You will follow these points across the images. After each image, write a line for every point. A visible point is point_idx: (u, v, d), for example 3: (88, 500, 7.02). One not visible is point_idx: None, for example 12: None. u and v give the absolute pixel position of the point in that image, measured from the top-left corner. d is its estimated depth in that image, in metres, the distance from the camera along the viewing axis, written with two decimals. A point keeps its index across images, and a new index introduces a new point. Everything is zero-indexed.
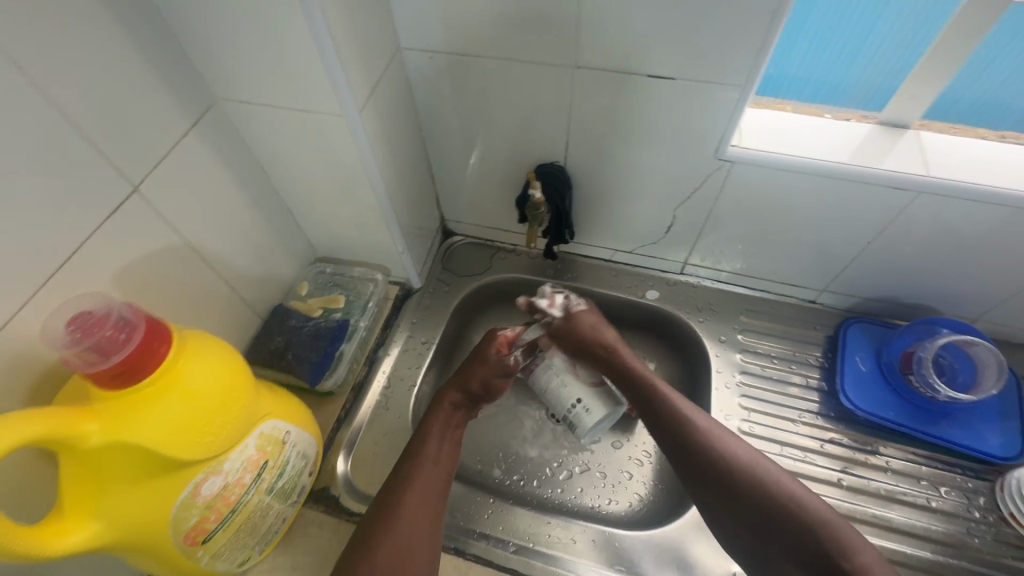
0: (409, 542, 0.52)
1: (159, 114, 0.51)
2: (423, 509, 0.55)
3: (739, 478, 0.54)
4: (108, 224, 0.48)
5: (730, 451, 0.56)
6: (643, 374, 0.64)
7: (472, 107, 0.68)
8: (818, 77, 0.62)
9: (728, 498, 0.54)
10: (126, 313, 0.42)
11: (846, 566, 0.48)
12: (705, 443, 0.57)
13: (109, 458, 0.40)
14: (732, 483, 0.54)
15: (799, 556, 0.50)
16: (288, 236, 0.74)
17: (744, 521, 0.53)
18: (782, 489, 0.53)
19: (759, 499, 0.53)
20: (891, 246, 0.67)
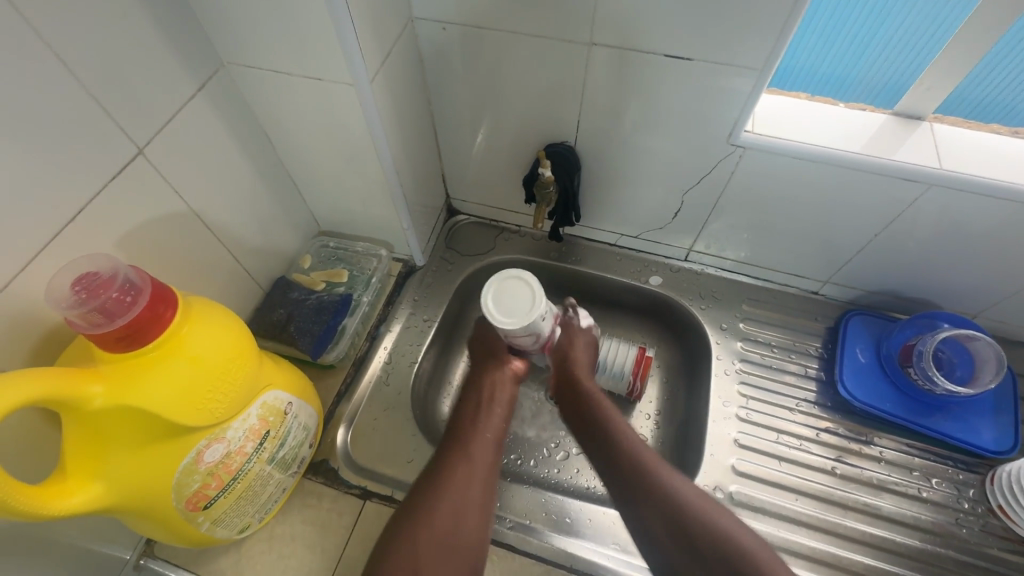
0: (462, 512, 0.53)
1: (165, 76, 0.49)
2: (476, 478, 0.55)
3: (683, 514, 0.52)
4: (112, 186, 0.47)
5: (676, 489, 0.54)
6: (596, 394, 0.65)
7: (483, 82, 0.66)
8: (825, 69, 0.61)
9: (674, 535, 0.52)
10: (133, 276, 0.41)
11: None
12: (650, 475, 0.55)
13: (112, 420, 0.40)
14: (676, 518, 0.52)
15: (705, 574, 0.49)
16: (292, 208, 0.73)
17: (686, 548, 0.51)
18: (724, 528, 0.50)
19: (704, 530, 0.50)
20: (896, 239, 0.67)
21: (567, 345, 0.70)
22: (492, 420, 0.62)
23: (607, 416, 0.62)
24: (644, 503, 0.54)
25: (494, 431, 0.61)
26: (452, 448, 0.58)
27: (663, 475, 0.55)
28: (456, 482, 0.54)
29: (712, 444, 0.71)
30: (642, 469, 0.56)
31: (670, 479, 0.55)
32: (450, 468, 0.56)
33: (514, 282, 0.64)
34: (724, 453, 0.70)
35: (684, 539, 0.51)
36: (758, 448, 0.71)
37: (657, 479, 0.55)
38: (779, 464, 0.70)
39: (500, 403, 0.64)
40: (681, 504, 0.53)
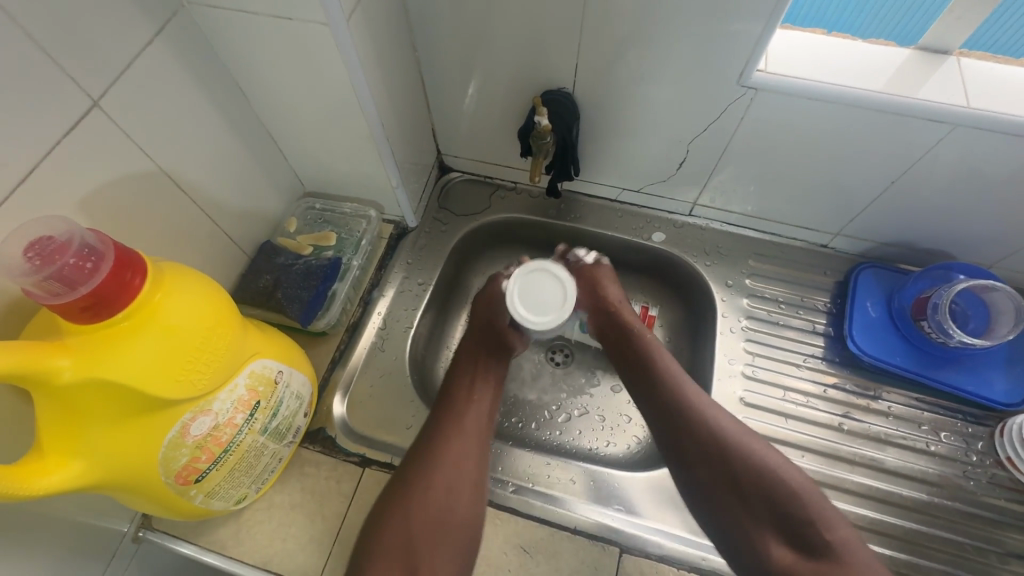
0: (454, 488, 0.54)
1: (116, 17, 0.44)
2: (466, 453, 0.57)
3: (733, 454, 0.54)
4: (66, 144, 0.43)
5: (720, 422, 0.56)
6: (633, 324, 0.67)
7: (472, 24, 0.61)
8: (834, 14, 0.58)
9: (722, 476, 0.54)
10: (91, 240, 0.38)
11: (826, 539, 0.50)
12: (696, 416, 0.57)
13: (84, 395, 0.38)
14: (717, 458, 0.55)
15: (788, 528, 0.51)
16: (272, 166, 0.68)
17: (728, 490, 0.53)
18: (770, 468, 0.53)
19: (750, 471, 0.53)
20: (913, 187, 0.64)
21: (600, 282, 0.71)
22: (485, 394, 0.63)
23: (652, 353, 0.63)
24: (692, 441, 0.56)
25: (484, 406, 0.62)
26: (447, 423, 0.58)
27: (710, 414, 0.57)
28: (449, 458, 0.56)
29: (717, 403, 0.69)
30: (688, 410, 0.57)
31: (722, 419, 0.57)
32: (445, 445, 0.56)
33: (543, 278, 0.65)
34: (730, 411, 0.69)
35: (729, 479, 0.53)
36: (764, 406, 0.69)
37: (703, 419, 0.57)
38: (786, 421, 0.68)
39: (490, 379, 0.65)
40: (732, 445, 0.54)
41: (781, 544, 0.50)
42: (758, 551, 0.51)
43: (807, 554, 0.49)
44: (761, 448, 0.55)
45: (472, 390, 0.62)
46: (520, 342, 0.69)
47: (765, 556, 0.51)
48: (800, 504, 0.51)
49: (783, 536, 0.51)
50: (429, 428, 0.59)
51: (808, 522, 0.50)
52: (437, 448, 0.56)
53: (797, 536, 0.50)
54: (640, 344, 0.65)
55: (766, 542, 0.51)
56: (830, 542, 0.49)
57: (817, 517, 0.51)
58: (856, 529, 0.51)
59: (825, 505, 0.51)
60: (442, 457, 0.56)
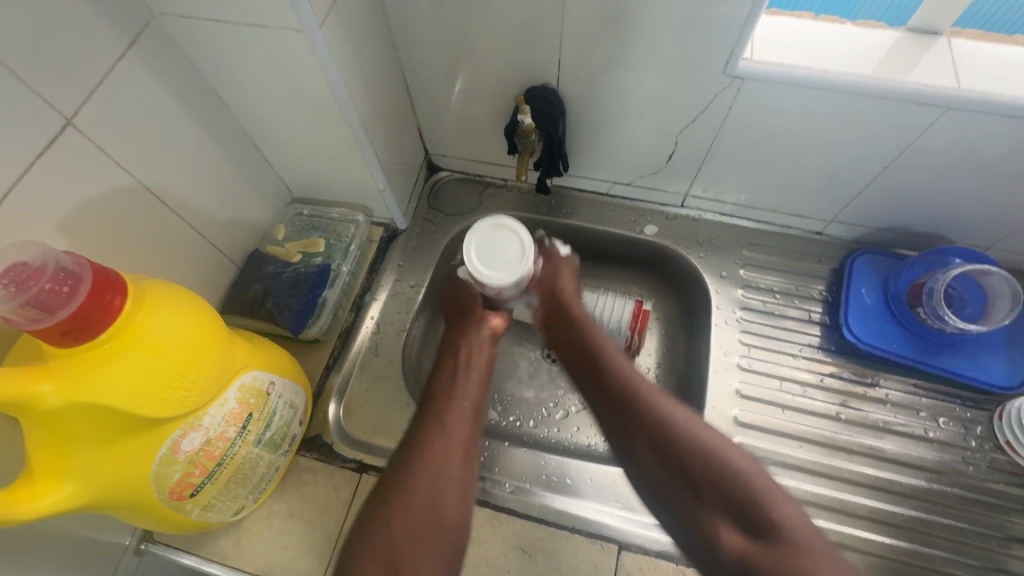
0: (438, 491, 0.50)
1: (86, 32, 0.43)
2: (451, 451, 0.53)
3: (675, 441, 0.50)
4: (41, 164, 0.43)
5: (666, 413, 0.53)
6: (586, 322, 0.65)
7: (452, 22, 0.60)
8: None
9: (665, 466, 0.50)
10: (68, 264, 0.38)
11: (773, 518, 0.44)
12: (641, 403, 0.54)
13: (71, 418, 0.38)
14: (664, 446, 0.51)
15: (735, 517, 0.46)
16: (257, 174, 0.68)
17: (675, 477, 0.50)
18: (714, 450, 0.49)
19: (695, 458, 0.49)
20: (907, 171, 0.63)
21: (554, 278, 0.69)
22: (470, 387, 0.59)
23: (601, 349, 0.61)
24: (636, 435, 0.53)
25: (471, 401, 0.58)
26: (429, 422, 0.55)
27: (660, 405, 0.53)
28: (433, 458, 0.52)
29: (713, 396, 0.69)
30: (632, 405, 0.55)
31: (669, 408, 0.53)
32: (427, 444, 0.53)
33: (501, 236, 0.61)
34: (727, 404, 0.69)
35: (675, 465, 0.50)
36: (760, 398, 0.69)
37: (651, 408, 0.54)
38: (783, 412, 0.68)
39: (478, 373, 0.61)
40: (670, 432, 0.51)
41: (730, 529, 0.46)
42: (708, 538, 0.46)
43: (755, 534, 0.44)
44: (703, 432, 0.51)
45: (456, 386, 0.58)
46: (498, 318, 0.68)
47: (716, 544, 0.46)
48: (749, 486, 0.46)
49: (732, 521, 0.46)
50: (414, 427, 0.55)
51: (753, 504, 0.45)
52: (421, 445, 0.53)
53: (746, 519, 0.45)
54: (585, 339, 0.63)
55: (716, 527, 0.46)
56: (774, 523, 0.44)
57: (762, 494, 0.46)
58: (806, 511, 0.45)
59: (771, 488, 0.46)
60: (426, 455, 0.52)
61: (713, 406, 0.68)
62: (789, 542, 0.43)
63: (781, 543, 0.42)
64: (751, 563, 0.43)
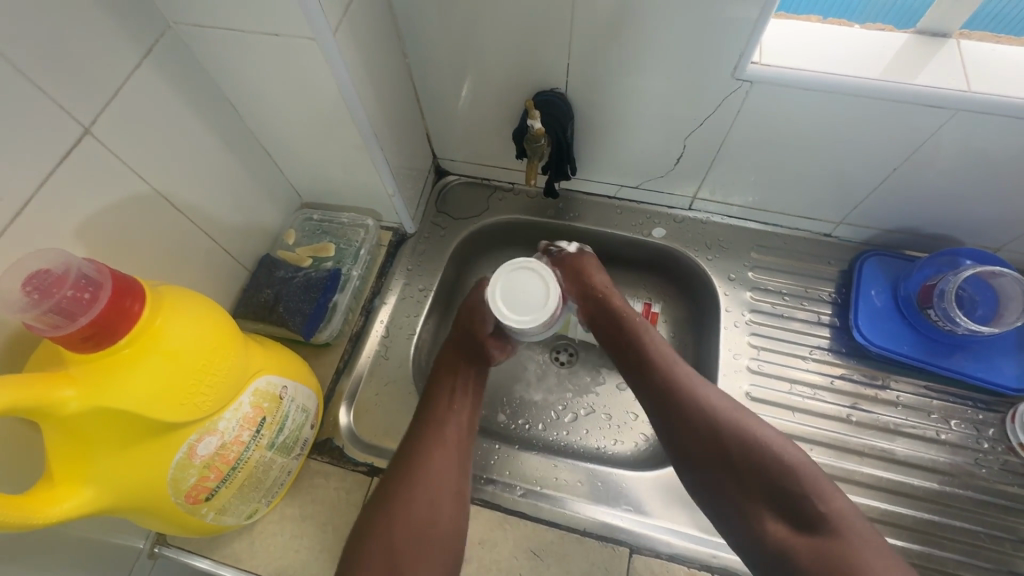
0: (435, 499, 0.54)
1: (103, 42, 0.44)
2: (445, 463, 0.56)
3: (727, 436, 0.53)
4: (60, 172, 0.43)
5: (713, 403, 0.56)
6: (627, 312, 0.65)
7: (461, 28, 0.60)
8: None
9: (713, 461, 0.53)
10: (88, 270, 0.38)
11: (823, 510, 0.49)
12: (686, 397, 0.56)
13: (91, 423, 0.38)
14: (711, 441, 0.54)
15: (787, 510, 0.50)
16: (268, 180, 0.68)
17: (721, 468, 0.53)
18: (771, 446, 0.52)
19: (743, 450, 0.52)
20: (916, 173, 0.63)
21: (589, 270, 0.69)
22: (465, 404, 0.61)
23: (643, 338, 0.62)
24: (684, 430, 0.55)
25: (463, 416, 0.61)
26: (428, 435, 0.57)
27: (706, 394, 0.56)
28: (426, 472, 0.55)
29: None
30: (681, 395, 0.57)
31: (716, 398, 0.56)
32: (425, 457, 0.56)
33: (525, 277, 0.64)
34: None
35: (724, 459, 0.53)
36: (771, 400, 0.69)
37: (696, 400, 0.56)
38: (793, 414, 0.68)
39: (471, 386, 0.64)
40: (722, 426, 0.54)
41: (777, 521, 0.50)
42: (755, 529, 0.50)
43: (804, 528, 0.49)
44: (754, 424, 0.54)
45: (451, 402, 0.61)
46: (502, 351, 0.68)
47: (762, 535, 0.50)
48: (797, 478, 0.50)
49: (780, 514, 0.50)
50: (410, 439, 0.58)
51: (806, 501, 0.49)
52: (419, 459, 0.55)
53: (796, 516, 0.49)
54: (626, 326, 0.64)
55: (761, 520, 0.50)
56: (827, 515, 0.48)
57: (816, 491, 0.50)
58: (855, 503, 0.50)
59: (822, 483, 0.50)
60: (421, 467, 0.55)
61: None
62: (841, 536, 0.47)
63: (832, 537, 0.47)
64: (795, 553, 0.48)
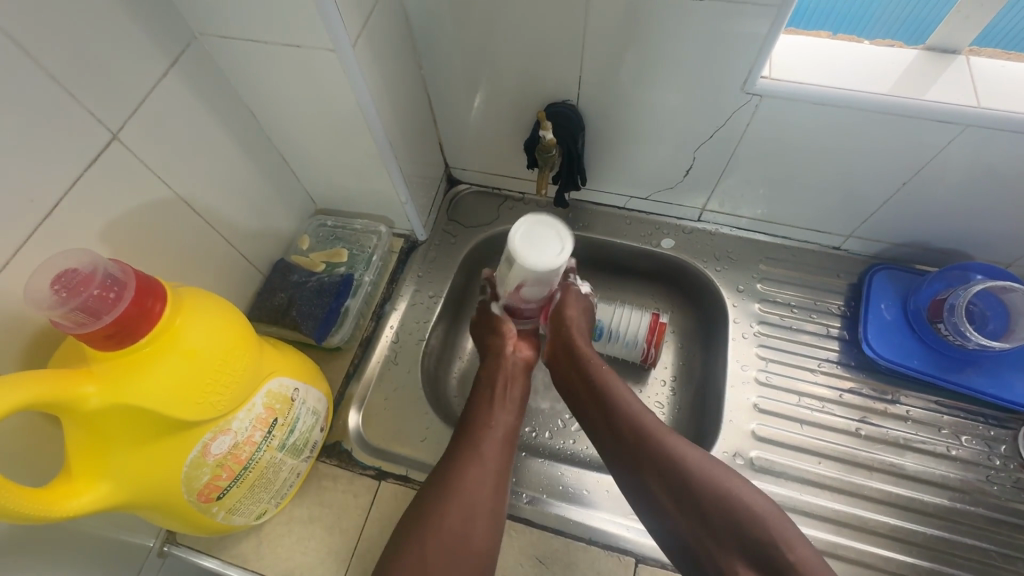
0: (471, 511, 0.53)
1: (133, 52, 0.46)
2: (484, 476, 0.56)
3: (695, 488, 0.52)
4: (88, 177, 0.45)
5: (681, 453, 0.54)
6: (588, 354, 0.64)
7: (476, 40, 0.62)
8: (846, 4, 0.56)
9: (681, 512, 0.52)
10: (114, 270, 0.39)
11: (791, 559, 0.48)
12: (654, 448, 0.55)
13: (110, 419, 0.39)
14: (680, 493, 0.53)
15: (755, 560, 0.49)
16: (284, 186, 0.70)
17: (690, 512, 0.52)
18: (738, 499, 0.51)
19: (713, 500, 0.51)
20: (926, 188, 0.63)
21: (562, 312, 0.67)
22: (504, 418, 0.61)
23: (607, 383, 0.61)
24: (653, 483, 0.54)
25: (503, 431, 0.60)
26: (464, 451, 0.57)
27: (671, 445, 0.55)
28: (464, 487, 0.54)
29: (730, 410, 0.69)
30: (643, 451, 0.55)
31: (678, 446, 0.55)
32: (462, 472, 0.55)
33: (544, 227, 0.59)
34: (744, 418, 0.68)
35: (691, 509, 0.52)
36: (779, 412, 0.69)
37: (663, 448, 0.55)
38: (801, 427, 0.68)
39: (512, 399, 0.64)
40: (689, 480, 0.53)
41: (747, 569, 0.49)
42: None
43: (770, 574, 0.48)
44: (716, 476, 0.52)
45: (491, 415, 0.61)
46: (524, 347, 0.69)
47: None
48: (762, 527, 0.49)
49: (747, 562, 0.49)
50: (449, 452, 0.58)
51: (775, 552, 0.48)
52: (456, 474, 0.55)
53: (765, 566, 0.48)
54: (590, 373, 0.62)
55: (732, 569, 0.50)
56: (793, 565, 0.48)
57: (781, 538, 0.49)
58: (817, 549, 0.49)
59: (787, 528, 0.49)
60: (458, 483, 0.54)
61: (730, 420, 0.68)
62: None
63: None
64: None
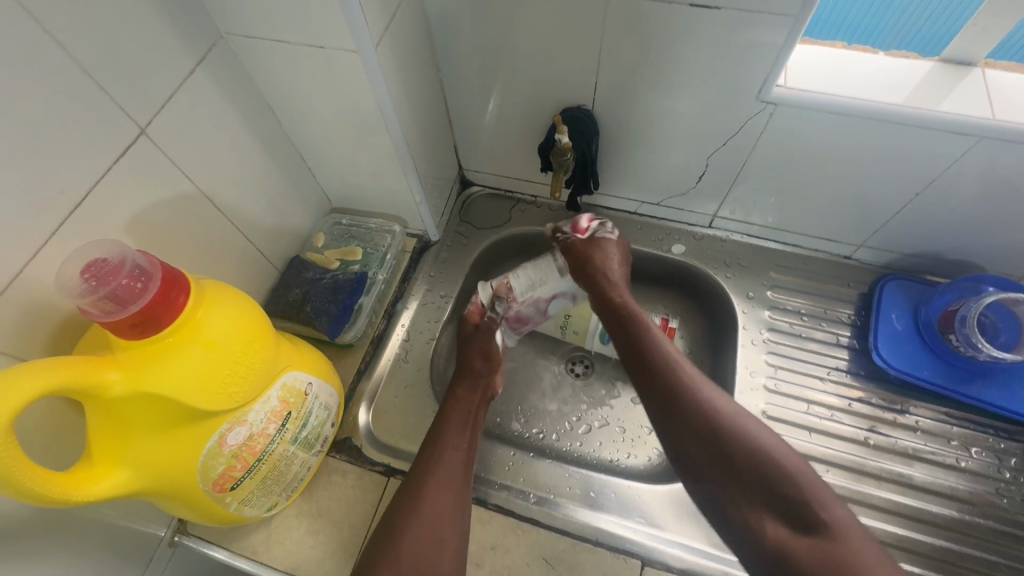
0: (438, 536, 0.53)
1: (162, 50, 0.47)
2: (447, 501, 0.55)
3: (727, 438, 0.52)
4: (115, 170, 0.46)
5: (712, 403, 0.55)
6: (627, 304, 0.66)
7: (493, 45, 0.63)
8: (860, 13, 0.57)
9: (710, 461, 0.52)
10: (141, 261, 0.40)
11: (823, 517, 0.46)
12: (685, 394, 0.56)
13: (133, 407, 0.40)
14: (711, 440, 0.53)
15: (781, 511, 0.48)
16: (302, 184, 0.71)
17: (720, 467, 0.52)
18: (772, 453, 0.50)
19: (746, 452, 0.51)
20: (939, 199, 0.63)
21: (600, 257, 0.69)
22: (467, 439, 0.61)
23: (648, 334, 0.63)
24: (682, 428, 0.55)
25: (466, 452, 0.60)
26: (426, 471, 0.57)
27: (707, 395, 0.56)
28: (429, 509, 0.54)
29: None
30: (676, 392, 0.57)
31: (714, 398, 0.56)
32: (425, 493, 0.55)
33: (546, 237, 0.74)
34: None
35: (720, 459, 0.52)
36: (788, 419, 0.69)
37: (697, 396, 0.56)
38: (810, 434, 0.68)
39: (474, 421, 0.63)
40: (722, 428, 0.53)
41: (775, 523, 0.48)
42: (752, 530, 0.48)
43: (802, 529, 0.46)
44: (749, 426, 0.53)
45: (454, 436, 0.60)
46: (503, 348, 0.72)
47: (759, 536, 0.48)
48: (795, 483, 0.49)
49: (775, 516, 0.48)
50: (411, 474, 0.57)
51: (805, 506, 0.47)
52: (421, 496, 0.55)
53: (794, 519, 0.47)
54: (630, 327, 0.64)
55: (759, 522, 0.48)
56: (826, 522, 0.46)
57: (815, 498, 0.47)
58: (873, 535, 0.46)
59: (821, 489, 0.48)
60: (424, 504, 0.54)
61: None
62: (840, 540, 0.45)
63: (832, 540, 0.45)
64: (794, 552, 0.45)
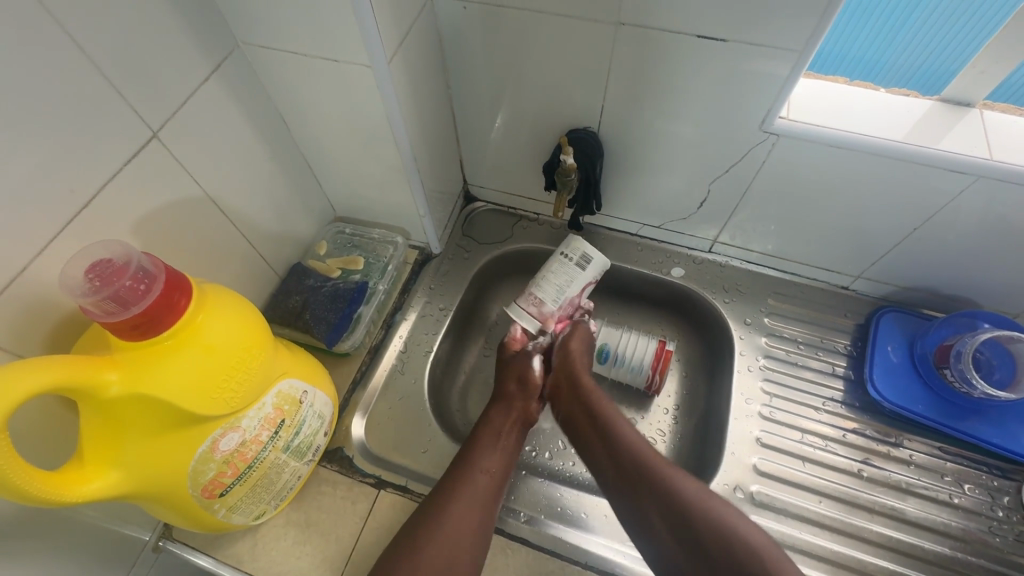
0: (459, 547, 0.53)
1: (178, 56, 0.48)
2: (471, 519, 0.55)
3: (682, 510, 0.51)
4: (125, 171, 0.46)
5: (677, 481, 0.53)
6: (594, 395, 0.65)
7: (503, 64, 0.64)
8: (856, 51, 0.59)
9: (675, 537, 0.50)
10: (146, 264, 0.41)
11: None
12: (655, 472, 0.54)
13: (128, 408, 0.40)
14: (674, 514, 0.51)
15: None
16: (307, 192, 0.72)
17: (686, 544, 0.50)
18: (724, 518, 0.49)
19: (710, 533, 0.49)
20: (935, 234, 0.64)
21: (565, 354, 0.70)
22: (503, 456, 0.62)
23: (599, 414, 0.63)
24: (644, 496, 0.54)
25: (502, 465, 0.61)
26: (463, 476, 0.58)
27: (667, 472, 0.54)
28: (456, 515, 0.54)
29: (733, 443, 0.69)
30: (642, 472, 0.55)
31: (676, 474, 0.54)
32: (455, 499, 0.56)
33: None
34: (746, 452, 0.68)
35: (682, 534, 0.50)
36: (782, 448, 0.68)
37: (660, 474, 0.54)
38: (803, 464, 0.68)
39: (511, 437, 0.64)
40: (679, 495, 0.52)
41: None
42: None
43: None
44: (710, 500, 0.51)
45: (492, 450, 0.61)
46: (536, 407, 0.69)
47: None
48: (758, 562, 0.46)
49: None
50: (447, 478, 0.59)
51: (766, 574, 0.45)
52: (451, 500, 0.56)
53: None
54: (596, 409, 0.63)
55: None
56: None
57: (771, 565, 0.45)
58: None
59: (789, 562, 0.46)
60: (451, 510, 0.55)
61: (732, 452, 0.68)
62: None
63: None
64: None
